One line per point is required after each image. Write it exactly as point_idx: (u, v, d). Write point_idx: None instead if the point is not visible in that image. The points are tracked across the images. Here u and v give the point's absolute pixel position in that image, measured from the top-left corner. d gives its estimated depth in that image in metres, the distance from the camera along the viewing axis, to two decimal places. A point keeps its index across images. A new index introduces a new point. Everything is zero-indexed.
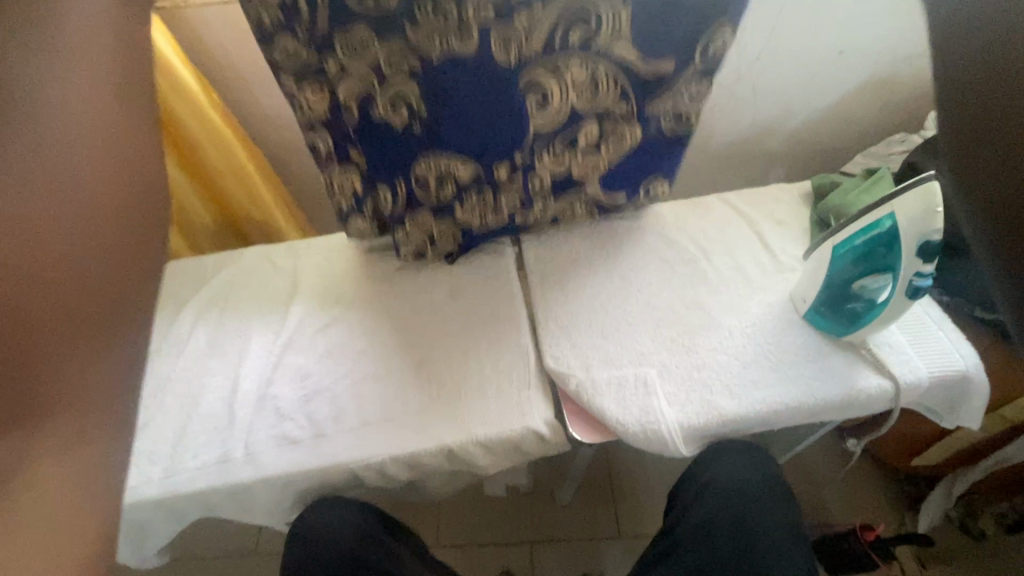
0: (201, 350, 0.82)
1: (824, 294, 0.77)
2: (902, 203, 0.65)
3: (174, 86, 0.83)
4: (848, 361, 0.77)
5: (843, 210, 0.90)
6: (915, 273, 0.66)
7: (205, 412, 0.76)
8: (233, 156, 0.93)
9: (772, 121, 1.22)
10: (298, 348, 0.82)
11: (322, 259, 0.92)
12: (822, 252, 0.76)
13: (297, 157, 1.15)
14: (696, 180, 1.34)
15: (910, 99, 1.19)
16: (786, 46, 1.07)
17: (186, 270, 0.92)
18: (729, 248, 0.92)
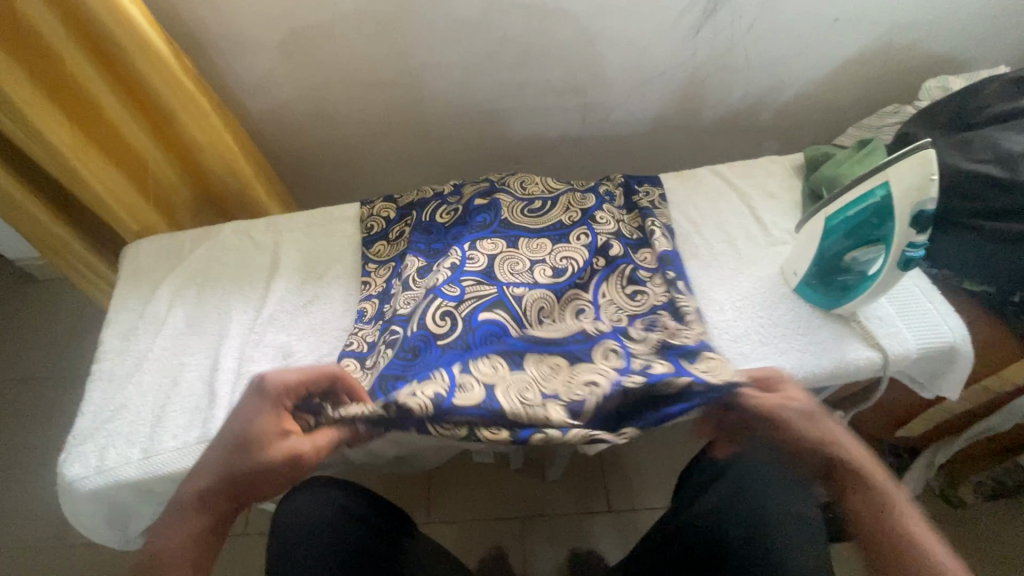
0: (179, 328, 0.79)
1: (816, 267, 0.76)
2: (896, 171, 0.64)
3: (149, 55, 0.76)
4: (836, 334, 0.76)
5: (836, 181, 0.88)
6: (907, 243, 0.65)
7: (185, 391, 0.74)
8: (211, 127, 0.88)
9: (764, 92, 1.19)
10: (280, 325, 0.80)
11: (303, 236, 0.90)
12: (813, 225, 0.75)
13: (277, 130, 1.12)
14: (687, 155, 1.33)
15: (905, 69, 1.17)
16: (781, 15, 1.04)
17: (164, 246, 0.89)
18: (720, 221, 0.91)
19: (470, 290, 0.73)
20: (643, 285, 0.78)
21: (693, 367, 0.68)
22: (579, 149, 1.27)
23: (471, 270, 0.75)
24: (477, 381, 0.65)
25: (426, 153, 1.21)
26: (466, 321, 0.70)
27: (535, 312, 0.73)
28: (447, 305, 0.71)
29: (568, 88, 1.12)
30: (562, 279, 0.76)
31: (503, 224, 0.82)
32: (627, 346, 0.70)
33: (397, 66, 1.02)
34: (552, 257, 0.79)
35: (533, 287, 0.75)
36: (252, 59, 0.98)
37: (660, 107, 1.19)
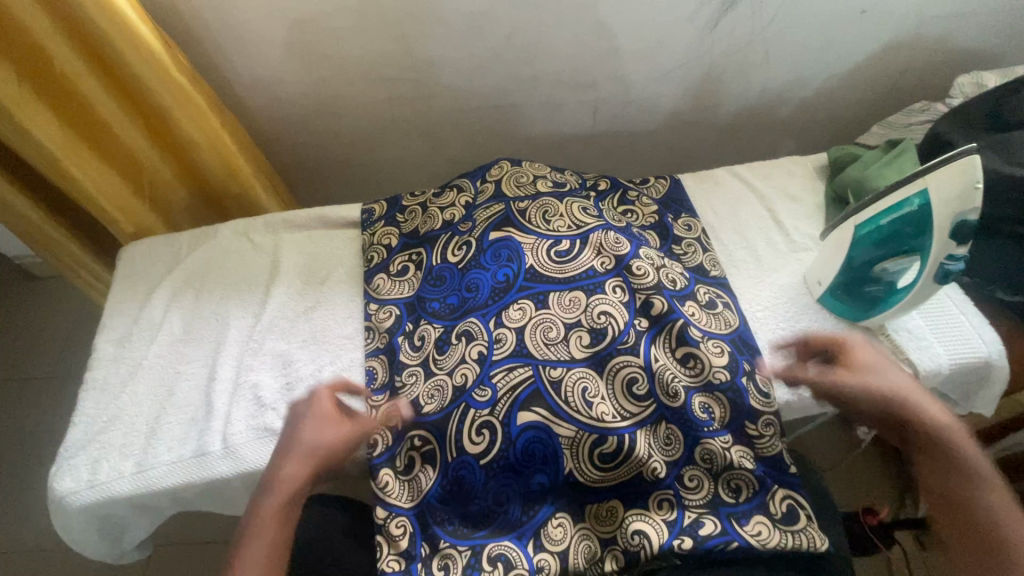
0: (175, 335, 0.77)
1: (843, 277, 0.72)
2: (937, 178, 0.60)
3: (143, 53, 0.73)
4: (871, 349, 0.72)
5: (865, 183, 0.83)
6: (946, 256, 0.60)
7: (181, 402, 0.71)
8: (207, 125, 0.84)
9: (784, 87, 1.14)
10: (279, 332, 0.77)
11: (304, 239, 0.87)
12: (841, 233, 0.71)
13: (278, 125, 1.08)
14: (701, 152, 1.28)
15: (934, 63, 1.12)
16: (804, 7, 0.99)
17: (159, 247, 0.86)
18: (740, 225, 0.87)
19: (502, 383, 0.65)
20: (697, 347, 0.68)
21: (740, 529, 0.62)
22: (590, 146, 1.22)
23: (500, 357, 0.67)
24: (555, 559, 0.62)
25: (431, 149, 1.17)
26: (503, 429, 0.64)
27: (579, 395, 0.65)
28: (481, 415, 0.65)
29: (579, 83, 1.07)
30: (599, 346, 0.68)
31: (528, 276, 0.72)
32: (683, 492, 0.64)
33: (401, 59, 0.98)
34: (588, 316, 0.69)
35: (570, 366, 0.67)
36: (248, 52, 0.94)
37: (674, 103, 1.15)
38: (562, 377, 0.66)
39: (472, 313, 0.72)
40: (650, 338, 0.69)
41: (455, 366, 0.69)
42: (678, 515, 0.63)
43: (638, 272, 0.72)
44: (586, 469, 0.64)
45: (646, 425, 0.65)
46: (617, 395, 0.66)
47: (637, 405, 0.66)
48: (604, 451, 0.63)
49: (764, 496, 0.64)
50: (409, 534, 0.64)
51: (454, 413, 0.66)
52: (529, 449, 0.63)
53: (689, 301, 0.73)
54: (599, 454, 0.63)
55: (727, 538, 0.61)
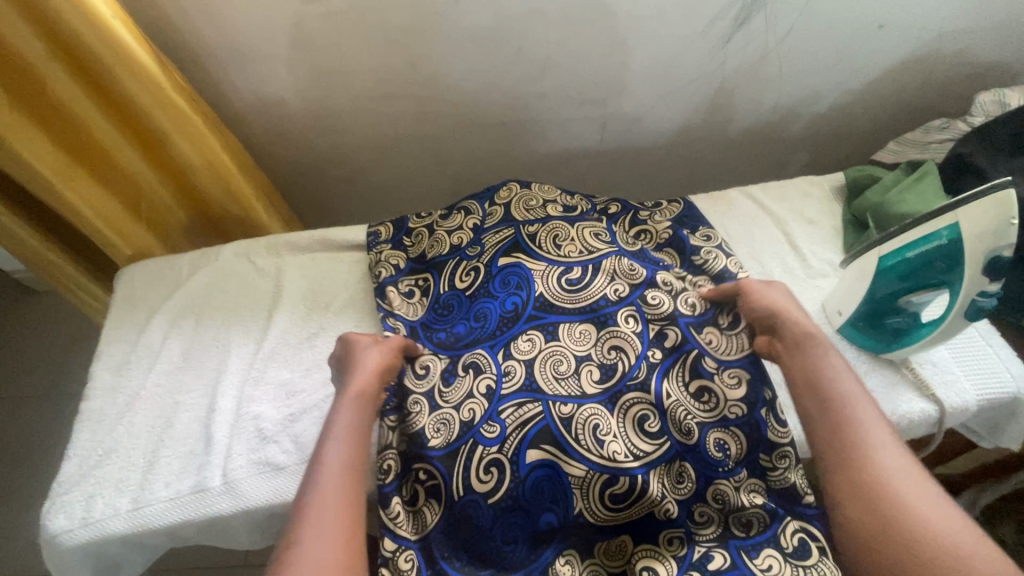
0: (175, 363, 0.75)
1: (865, 308, 0.69)
2: (969, 212, 0.57)
3: (137, 72, 0.71)
4: (892, 385, 0.70)
5: (884, 209, 0.81)
6: (979, 292, 0.58)
7: (180, 434, 0.69)
8: (205, 146, 0.82)
9: (798, 103, 1.12)
10: (281, 361, 0.74)
11: (307, 262, 0.85)
12: (864, 263, 0.68)
13: (281, 141, 1.06)
14: (712, 168, 1.26)
15: (952, 79, 1.09)
16: (819, 23, 0.97)
17: (159, 271, 0.84)
18: (755, 250, 0.84)
19: (510, 419, 0.62)
20: (710, 380, 0.66)
21: (750, 564, 0.58)
22: (598, 162, 1.20)
23: (509, 393, 0.64)
24: None
25: (437, 165, 1.15)
26: (513, 468, 0.61)
27: (590, 433, 0.61)
28: (490, 453, 0.62)
29: (587, 99, 1.05)
30: (611, 381, 0.65)
31: (537, 305, 0.70)
32: (694, 528, 0.61)
33: (407, 75, 0.96)
34: (599, 350, 0.67)
35: (580, 401, 0.64)
36: (250, 69, 0.92)
37: (685, 119, 1.12)
38: (573, 413, 0.62)
39: (480, 343, 0.69)
40: (663, 371, 0.66)
41: (462, 399, 0.66)
42: (688, 553, 0.59)
43: (651, 303, 0.70)
44: (598, 510, 0.60)
45: (658, 465, 0.62)
46: (629, 432, 0.63)
47: (650, 443, 0.62)
48: (616, 491, 0.60)
49: (776, 527, 0.60)
50: (416, 568, 0.59)
51: (463, 447, 0.63)
52: (539, 485, 0.60)
53: (706, 327, 0.70)
54: (610, 495, 0.60)
55: (738, 574, 0.57)
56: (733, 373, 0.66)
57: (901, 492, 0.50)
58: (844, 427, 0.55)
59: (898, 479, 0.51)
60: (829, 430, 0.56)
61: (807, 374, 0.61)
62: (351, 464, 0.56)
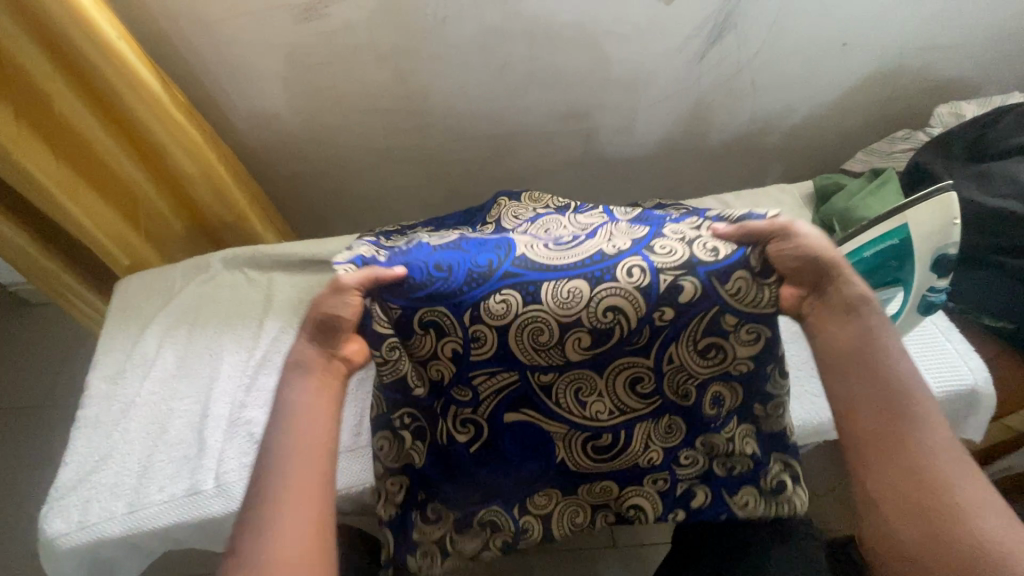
0: (169, 371, 0.77)
1: None
2: (915, 214, 0.62)
3: (136, 86, 0.74)
4: None
5: (849, 215, 0.85)
6: (929, 288, 0.63)
7: (173, 439, 0.71)
8: (200, 157, 0.85)
9: (772, 115, 1.17)
10: (272, 368, 0.77)
11: (298, 272, 0.88)
12: None
13: (275, 155, 1.10)
14: (693, 178, 1.31)
15: (916, 93, 1.15)
16: (788, 40, 1.02)
17: (154, 281, 0.87)
18: None
19: (485, 386, 0.57)
20: (725, 338, 0.55)
21: (729, 500, 0.62)
22: (584, 173, 1.24)
23: (479, 360, 0.55)
24: (539, 524, 0.62)
25: (427, 178, 1.19)
26: (490, 425, 0.59)
27: (573, 396, 0.57)
28: (462, 411, 0.59)
29: (572, 112, 1.10)
30: (602, 347, 0.54)
31: (510, 272, 0.53)
32: (678, 472, 0.62)
33: (397, 92, 1.01)
34: (591, 314, 0.52)
35: (564, 369, 0.55)
36: (247, 86, 0.96)
37: (664, 131, 1.17)
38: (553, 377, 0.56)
39: (439, 301, 0.54)
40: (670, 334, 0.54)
41: (428, 357, 0.57)
42: (673, 490, 0.62)
43: (661, 252, 0.54)
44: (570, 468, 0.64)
45: (647, 421, 0.59)
46: (616, 393, 0.57)
47: (638, 402, 0.58)
48: (601, 447, 0.59)
49: (761, 469, 0.62)
50: (405, 490, 0.60)
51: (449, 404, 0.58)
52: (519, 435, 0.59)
53: (738, 271, 0.53)
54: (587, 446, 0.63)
55: (718, 509, 0.62)
56: (752, 329, 0.55)
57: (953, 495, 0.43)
58: (896, 413, 0.46)
59: (950, 474, 0.44)
60: (875, 410, 0.47)
61: (854, 342, 0.50)
62: (307, 451, 0.49)
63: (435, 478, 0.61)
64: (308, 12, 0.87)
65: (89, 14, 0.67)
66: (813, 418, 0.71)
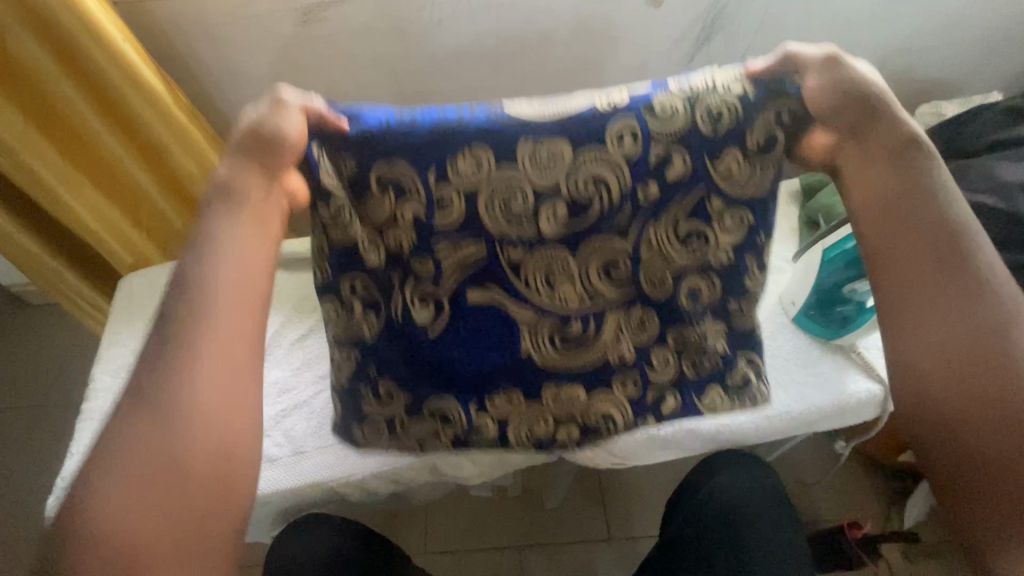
0: None
1: (815, 298, 0.75)
2: None
3: (141, 89, 0.77)
4: (841, 368, 0.75)
5: (833, 210, 0.88)
6: None
7: None
8: (203, 158, 0.88)
9: None
10: (273, 360, 0.79)
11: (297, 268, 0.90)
12: (811, 257, 0.75)
13: None
14: None
15: (900, 93, 1.18)
16: (775, 42, 1.05)
17: (157, 278, 0.89)
18: None
19: (450, 259, 0.57)
20: (703, 224, 0.57)
21: (696, 401, 0.71)
22: None
23: (448, 229, 0.54)
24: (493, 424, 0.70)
25: None
26: (453, 306, 0.61)
27: (543, 274, 0.58)
28: (425, 288, 0.59)
29: None
30: (580, 220, 0.54)
31: (488, 122, 0.50)
32: (649, 372, 0.68)
33: (395, 93, 1.03)
34: (574, 183, 0.52)
35: (536, 247, 0.56)
36: (246, 86, 0.98)
37: None
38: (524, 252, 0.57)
39: (400, 158, 0.50)
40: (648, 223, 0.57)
41: (387, 222, 0.54)
42: (641, 399, 0.70)
43: (659, 114, 0.50)
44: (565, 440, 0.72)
45: (618, 310, 0.63)
46: (586, 273, 0.59)
47: (606, 282, 0.60)
48: (566, 336, 0.63)
49: (722, 371, 0.70)
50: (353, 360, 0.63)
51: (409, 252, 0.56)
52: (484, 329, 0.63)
53: (730, 148, 0.52)
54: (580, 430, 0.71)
55: (685, 410, 0.71)
56: (736, 216, 0.56)
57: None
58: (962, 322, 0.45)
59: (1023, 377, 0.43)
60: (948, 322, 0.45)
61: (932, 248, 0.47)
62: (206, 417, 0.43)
63: (398, 371, 0.65)
64: (306, 16, 0.89)
65: (99, 21, 0.69)
66: (854, 392, 0.73)
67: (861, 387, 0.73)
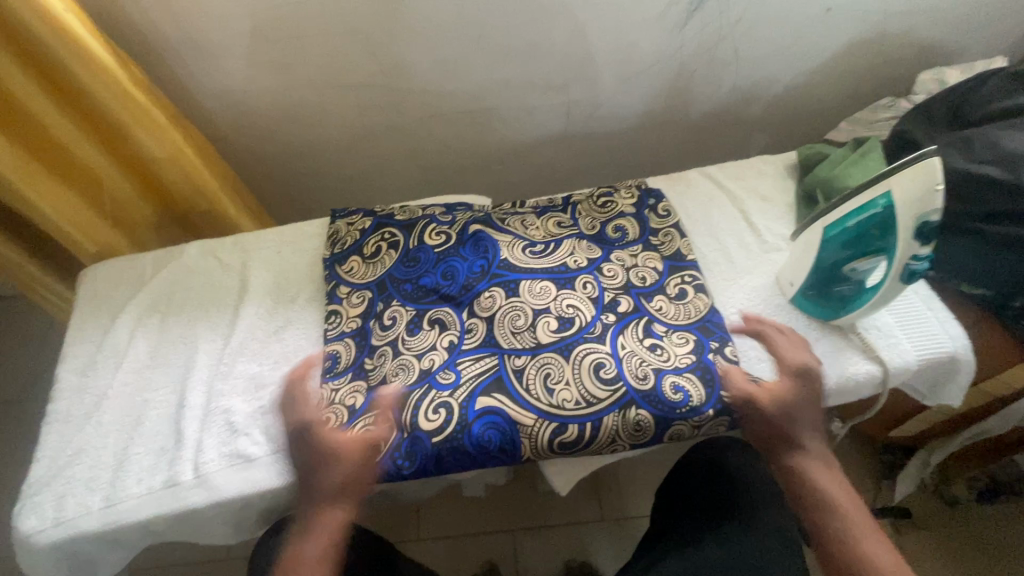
0: (142, 361, 0.75)
1: (814, 277, 0.72)
2: (900, 180, 0.60)
3: (88, 60, 0.70)
4: (840, 349, 0.73)
5: (831, 184, 0.84)
6: (911, 257, 0.61)
7: (150, 431, 0.69)
8: (170, 140, 0.82)
9: (756, 85, 1.15)
10: (250, 355, 0.75)
11: (272, 254, 0.86)
12: (810, 235, 0.72)
13: (245, 135, 1.05)
14: (675, 151, 1.29)
15: (900, 59, 1.14)
16: (772, 6, 0.99)
17: (124, 269, 0.84)
18: (712, 227, 0.88)
19: (467, 370, 0.68)
20: (660, 339, 0.71)
21: (648, 304, 0.74)
22: (565, 148, 1.22)
23: (472, 347, 0.70)
24: (481, 323, 0.71)
25: (406, 156, 1.15)
26: (461, 410, 0.66)
27: (542, 382, 0.67)
28: (441, 395, 0.67)
29: (552, 85, 1.07)
30: (597, 406, 0.66)
31: None
32: (645, 303, 0.74)
33: (372, 67, 0.96)
34: (557, 305, 0.71)
35: (535, 352, 0.69)
36: (210, 61, 0.91)
37: (647, 103, 1.15)
38: (533, 425, 0.65)
39: None
40: (652, 398, 0.66)
41: None
42: (601, 296, 0.74)
43: None
44: (544, 452, 0.66)
45: (613, 410, 0.66)
46: (582, 380, 0.67)
47: (604, 389, 0.66)
48: None
49: (672, 287, 0.77)
50: (350, 360, 0.72)
51: (395, 299, 0.75)
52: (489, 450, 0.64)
53: None
54: (559, 443, 0.65)
55: (640, 311, 0.73)
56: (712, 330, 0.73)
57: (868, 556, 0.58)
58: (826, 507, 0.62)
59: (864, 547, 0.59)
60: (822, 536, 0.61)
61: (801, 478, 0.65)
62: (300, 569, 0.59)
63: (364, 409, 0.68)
64: None
65: None
66: (851, 372, 0.72)
67: (861, 367, 0.72)
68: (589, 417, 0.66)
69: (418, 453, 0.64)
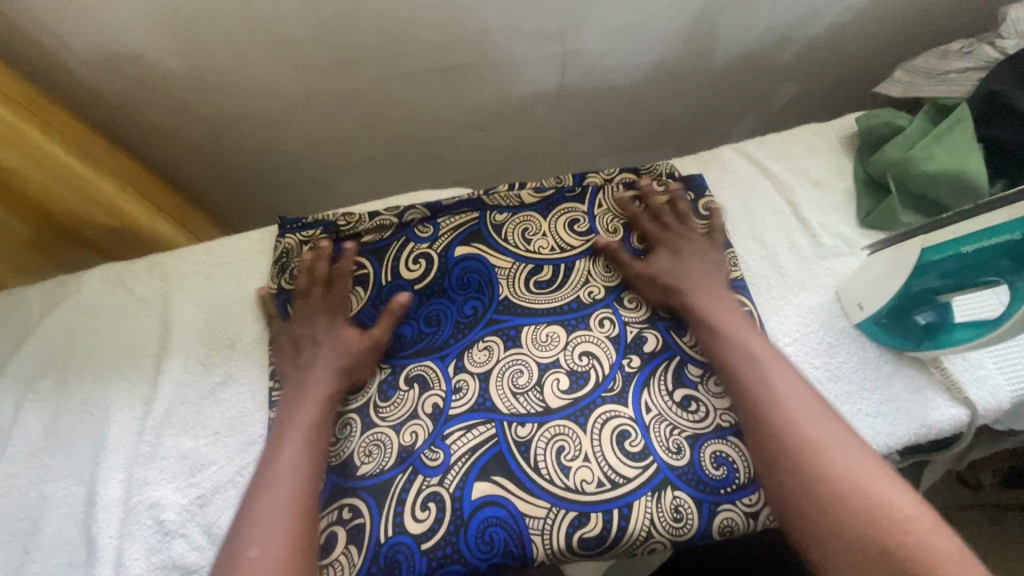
0: (35, 442, 0.57)
1: (894, 304, 0.58)
2: None
3: None
4: (921, 389, 0.60)
5: (907, 168, 0.67)
6: None
7: (52, 541, 0.53)
8: (21, 138, 0.60)
9: (795, 24, 0.93)
10: (179, 426, 0.58)
11: (197, 283, 0.66)
12: (901, 253, 0.56)
13: (149, 111, 0.81)
14: (692, 108, 1.08)
15: None
16: None
17: (3, 313, 0.65)
18: (755, 225, 0.70)
19: (458, 445, 0.54)
20: (694, 389, 0.57)
21: (679, 341, 0.59)
22: (562, 110, 1.00)
23: (459, 414, 0.55)
24: (473, 380, 0.57)
25: (365, 128, 0.92)
26: (455, 506, 0.51)
27: (554, 457, 0.53)
28: (431, 484, 0.52)
29: (544, 32, 0.83)
30: (623, 487, 0.52)
31: None
32: (678, 342, 0.59)
33: (302, 15, 0.72)
34: (569, 356, 0.58)
35: (544, 419, 0.55)
36: (72, 15, 0.66)
37: (662, 52, 0.92)
38: (547, 517, 0.51)
39: None
40: (691, 477, 0.53)
41: None
42: (622, 334, 0.59)
43: None
44: (562, 555, 0.51)
45: (644, 494, 0.52)
46: (604, 454, 0.53)
47: (632, 466, 0.53)
48: None
49: None
50: None
51: None
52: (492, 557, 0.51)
53: None
54: (580, 539, 0.51)
55: (670, 352, 0.59)
56: None
57: (849, 474, 0.46)
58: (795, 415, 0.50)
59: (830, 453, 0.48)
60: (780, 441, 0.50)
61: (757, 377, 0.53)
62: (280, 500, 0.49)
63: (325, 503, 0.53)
64: None
65: None
66: (933, 421, 0.58)
67: (949, 414, 0.58)
68: (611, 505, 0.52)
69: (403, 567, 0.50)
